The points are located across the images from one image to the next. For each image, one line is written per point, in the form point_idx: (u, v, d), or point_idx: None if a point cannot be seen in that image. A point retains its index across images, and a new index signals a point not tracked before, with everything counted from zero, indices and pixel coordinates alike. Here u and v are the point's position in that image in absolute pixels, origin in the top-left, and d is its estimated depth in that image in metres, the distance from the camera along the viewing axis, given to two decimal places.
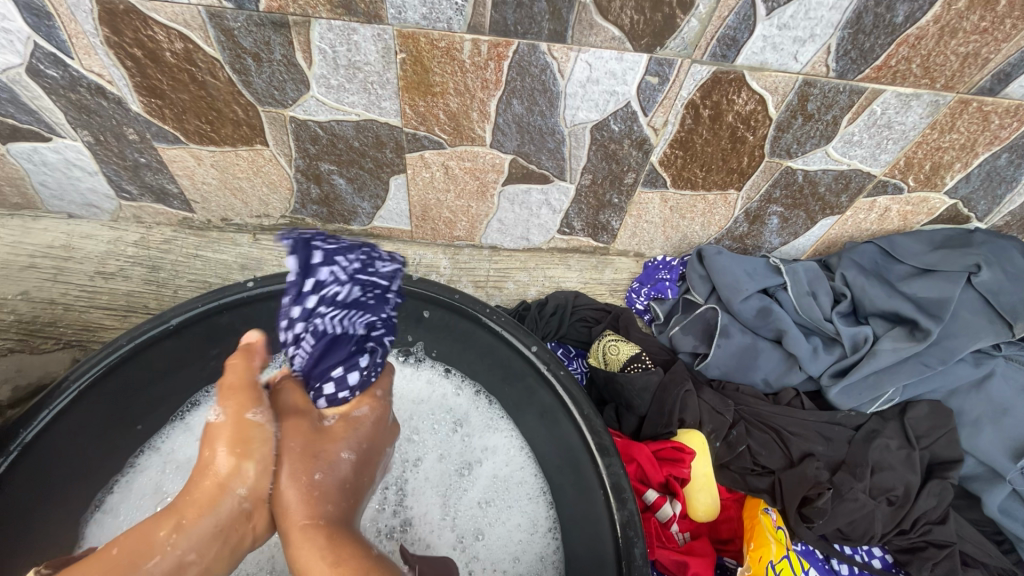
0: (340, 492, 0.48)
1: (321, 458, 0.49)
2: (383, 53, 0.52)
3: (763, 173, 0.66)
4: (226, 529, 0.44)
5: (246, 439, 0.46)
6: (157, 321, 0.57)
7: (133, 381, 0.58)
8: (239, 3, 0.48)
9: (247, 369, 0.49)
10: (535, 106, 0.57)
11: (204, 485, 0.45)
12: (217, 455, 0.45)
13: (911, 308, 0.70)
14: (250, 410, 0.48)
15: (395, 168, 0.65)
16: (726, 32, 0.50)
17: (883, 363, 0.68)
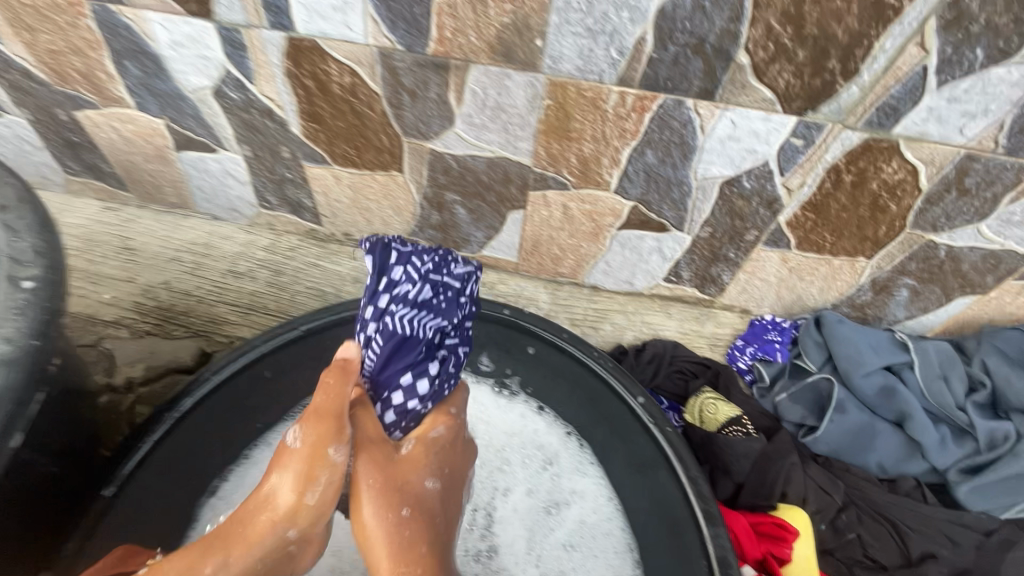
0: (422, 525, 0.50)
1: (403, 492, 0.51)
2: (530, 99, 0.55)
3: (898, 245, 0.62)
4: (271, 563, 0.48)
5: (316, 477, 0.48)
6: (288, 325, 0.63)
7: (257, 380, 0.62)
8: (410, 46, 0.52)
9: (329, 395, 0.49)
10: (669, 157, 0.58)
11: (262, 519, 0.47)
12: (281, 489, 0.48)
13: None
14: (330, 445, 0.48)
15: (516, 204, 0.67)
16: (887, 102, 0.49)
17: None
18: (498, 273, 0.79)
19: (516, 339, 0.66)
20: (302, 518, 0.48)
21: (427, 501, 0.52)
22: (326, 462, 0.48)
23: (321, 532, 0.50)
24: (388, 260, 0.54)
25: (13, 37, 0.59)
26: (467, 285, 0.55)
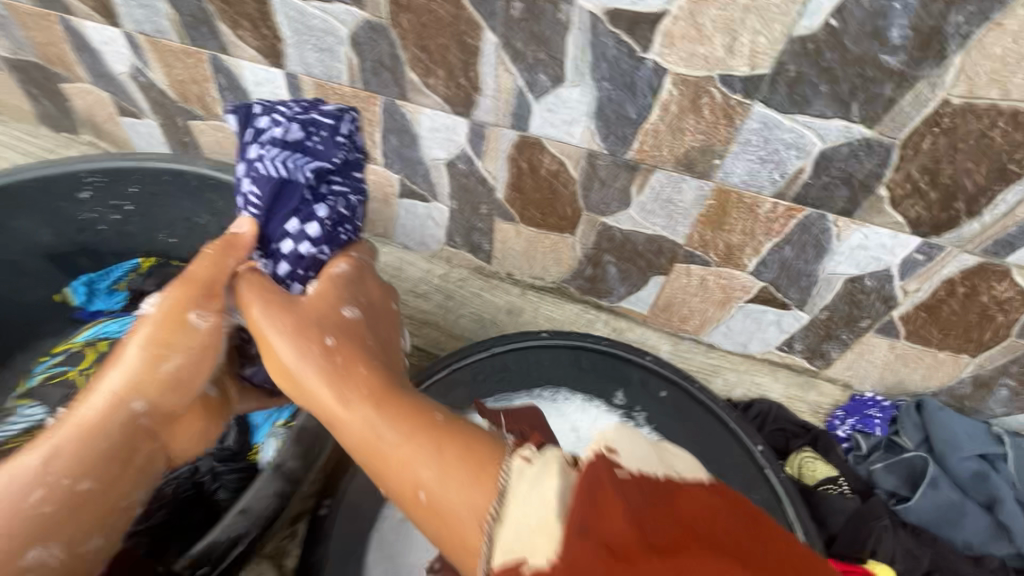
0: (346, 346, 0.53)
1: (315, 327, 0.55)
2: (698, 198, 0.70)
3: (1002, 349, 0.72)
4: (129, 437, 0.54)
5: (171, 339, 0.57)
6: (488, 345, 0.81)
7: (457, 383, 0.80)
8: (613, 151, 0.69)
9: (204, 263, 0.59)
10: (803, 253, 0.71)
11: (114, 395, 0.54)
12: (132, 352, 0.56)
13: None
14: (193, 309, 0.58)
15: (661, 270, 0.83)
16: (1003, 236, 0.60)
17: None
18: (629, 322, 0.94)
19: (651, 382, 0.81)
20: (140, 386, 0.55)
21: (347, 325, 0.56)
22: (148, 321, 0.57)
23: (172, 403, 0.57)
24: (252, 111, 0.62)
25: None
26: (339, 122, 0.64)
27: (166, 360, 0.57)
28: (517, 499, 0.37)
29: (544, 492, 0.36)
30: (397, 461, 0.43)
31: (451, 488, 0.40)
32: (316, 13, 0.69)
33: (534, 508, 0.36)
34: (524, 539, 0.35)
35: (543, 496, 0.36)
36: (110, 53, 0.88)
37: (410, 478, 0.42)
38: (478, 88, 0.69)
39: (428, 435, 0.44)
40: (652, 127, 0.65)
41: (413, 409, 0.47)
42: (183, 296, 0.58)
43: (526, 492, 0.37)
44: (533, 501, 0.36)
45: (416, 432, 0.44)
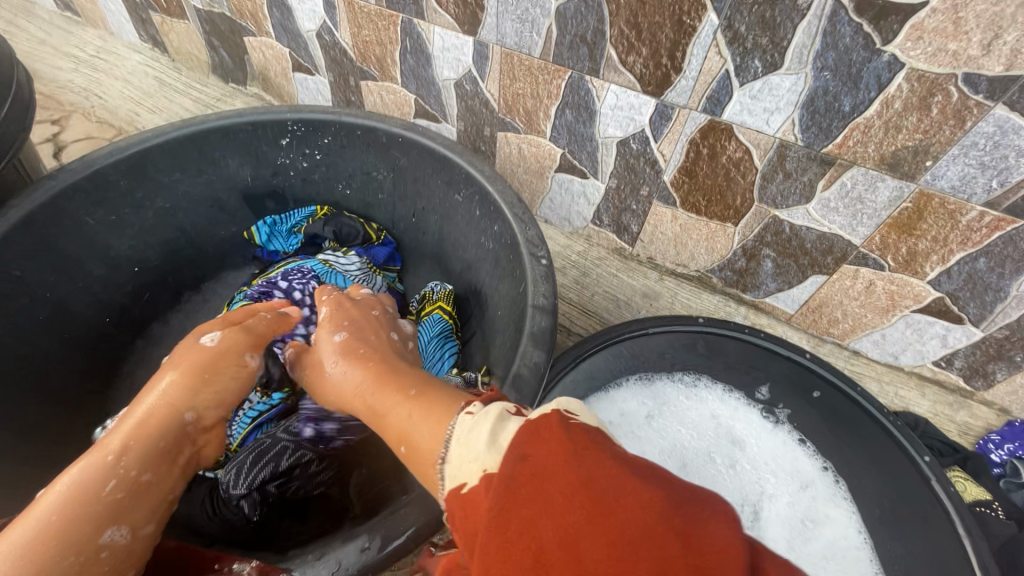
0: (346, 349, 0.62)
1: (321, 345, 0.65)
2: (893, 199, 0.69)
3: None
4: (174, 445, 0.59)
5: (220, 370, 0.63)
6: (643, 325, 0.80)
7: (611, 361, 0.82)
8: (810, 143, 0.68)
9: (261, 321, 0.69)
10: (999, 267, 0.69)
11: (160, 410, 0.59)
12: (167, 378, 0.61)
13: None
14: (247, 354, 0.66)
15: (824, 270, 0.82)
16: None
17: None
18: (769, 318, 0.94)
19: (805, 382, 0.80)
20: (188, 397, 0.60)
21: (345, 341, 0.64)
22: (193, 351, 0.63)
23: (213, 416, 0.63)
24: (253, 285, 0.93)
25: (495, 80, 0.85)
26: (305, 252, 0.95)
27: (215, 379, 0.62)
28: (463, 444, 0.42)
29: (479, 433, 0.41)
30: (390, 420, 0.51)
31: (421, 436, 0.47)
32: None
33: (476, 446, 0.41)
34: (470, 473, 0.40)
35: (475, 440, 0.41)
36: (303, 11, 0.94)
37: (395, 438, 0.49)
38: (679, 69, 0.69)
39: (401, 409, 0.51)
40: (864, 122, 0.63)
41: (394, 384, 0.55)
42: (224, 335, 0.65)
43: (466, 437, 0.42)
44: (473, 445, 0.41)
45: (393, 410, 0.52)
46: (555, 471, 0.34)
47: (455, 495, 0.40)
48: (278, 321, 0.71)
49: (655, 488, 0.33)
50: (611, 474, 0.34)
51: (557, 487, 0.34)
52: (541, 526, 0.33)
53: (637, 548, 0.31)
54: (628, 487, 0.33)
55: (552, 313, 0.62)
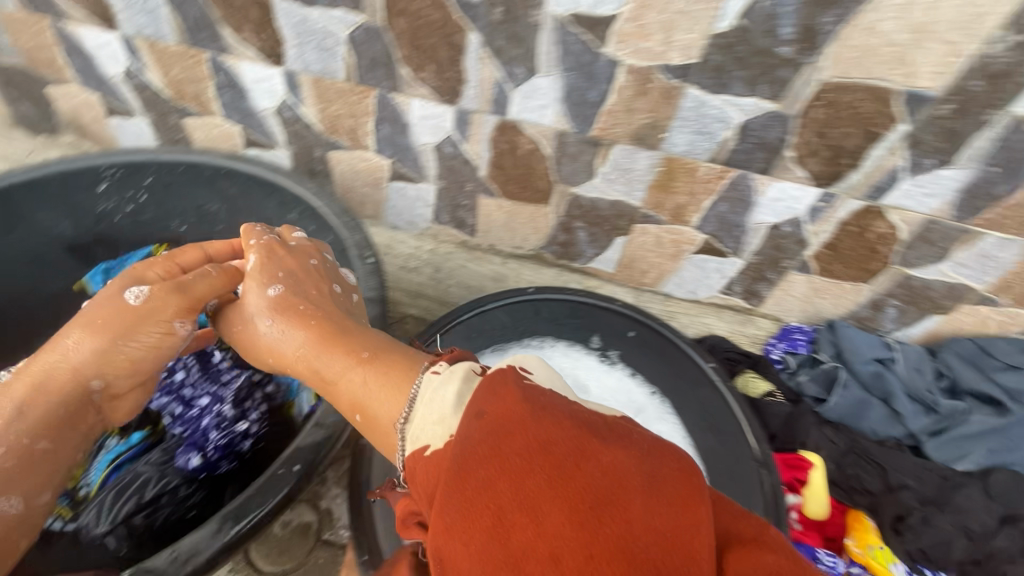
0: (288, 315, 0.63)
1: (260, 316, 0.65)
2: (650, 166, 0.86)
3: (888, 275, 0.92)
4: (77, 411, 0.65)
5: (138, 333, 0.65)
6: (479, 303, 0.93)
7: (462, 341, 0.92)
8: (579, 130, 0.84)
9: (203, 282, 0.68)
10: (734, 207, 0.88)
11: (65, 376, 0.64)
12: (78, 339, 0.64)
13: (1000, 393, 0.90)
14: (177, 320, 0.67)
15: (623, 231, 0.98)
16: (878, 183, 0.79)
17: (971, 431, 0.89)
18: (599, 280, 1.11)
19: (621, 325, 0.96)
20: (97, 370, 0.65)
21: (280, 300, 0.64)
22: (110, 308, 0.65)
23: (124, 384, 0.68)
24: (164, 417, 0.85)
25: (313, 105, 0.92)
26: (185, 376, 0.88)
27: (127, 348, 0.65)
28: (425, 401, 0.49)
29: (444, 393, 0.48)
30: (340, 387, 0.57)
31: (376, 403, 0.53)
32: (316, 18, 0.78)
33: (437, 404, 0.47)
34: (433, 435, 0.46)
35: (442, 399, 0.47)
36: (105, 56, 0.93)
37: (351, 404, 0.56)
38: (463, 80, 0.81)
39: (354, 369, 0.57)
40: (610, 109, 0.79)
41: (344, 351, 0.58)
42: (150, 297, 0.66)
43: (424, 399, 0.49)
44: (436, 404, 0.47)
45: (346, 368, 0.57)
46: (520, 442, 0.40)
47: (414, 455, 0.46)
48: (228, 275, 0.70)
49: (615, 455, 0.40)
50: (574, 441, 0.41)
51: (521, 446, 0.40)
52: (501, 484, 0.39)
53: (597, 503, 0.38)
54: (589, 450, 0.40)
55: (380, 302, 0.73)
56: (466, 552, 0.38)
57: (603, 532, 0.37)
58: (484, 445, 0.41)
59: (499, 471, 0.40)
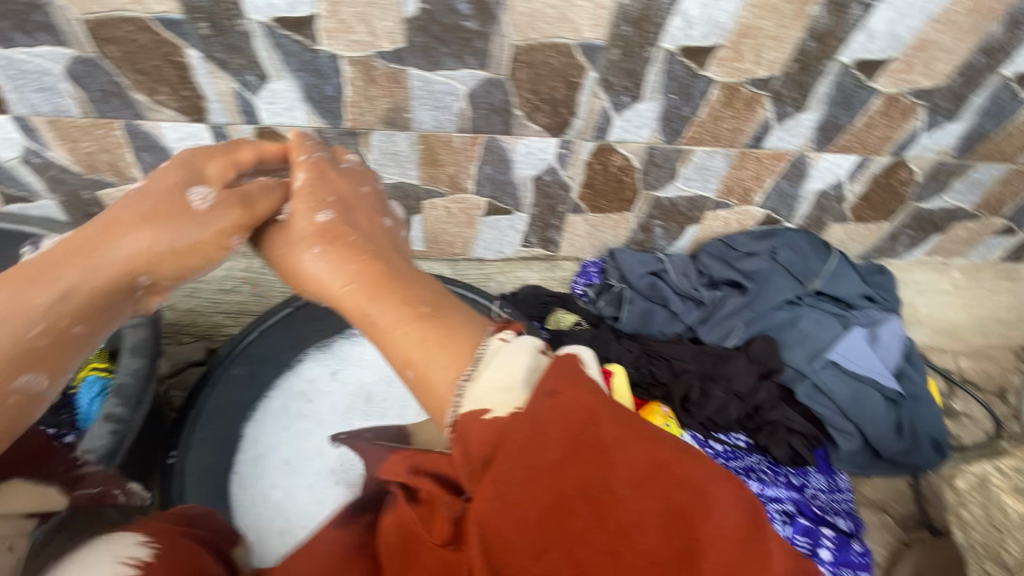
0: (336, 246, 0.67)
1: (309, 251, 0.68)
2: (410, 145, 0.94)
3: (642, 200, 1.08)
4: (116, 300, 0.64)
5: (152, 218, 0.64)
6: (286, 304, 0.96)
7: (277, 345, 0.96)
8: (334, 124, 0.89)
9: (266, 199, 0.71)
10: (498, 168, 0.99)
11: (107, 259, 0.62)
12: (128, 226, 0.63)
13: (742, 277, 1.08)
14: (234, 235, 0.69)
15: (415, 210, 1.06)
16: (598, 124, 0.92)
17: (727, 312, 1.07)
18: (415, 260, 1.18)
19: None
20: (146, 265, 0.64)
21: (327, 229, 0.69)
22: (179, 199, 0.66)
23: (173, 280, 0.67)
24: None
25: (60, 147, 0.89)
26: None
27: (188, 239, 0.65)
28: (489, 366, 0.52)
29: (517, 361, 0.52)
30: (413, 353, 0.57)
31: (432, 369, 0.55)
32: (23, 58, 0.76)
33: (505, 372, 0.51)
34: (495, 399, 0.50)
35: (511, 376, 0.51)
36: None
37: (404, 356, 0.57)
38: (202, 96, 0.84)
39: (407, 318, 0.59)
40: (351, 100, 0.86)
41: (404, 303, 0.61)
42: (214, 198, 0.68)
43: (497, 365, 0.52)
44: (503, 369, 0.51)
45: (395, 314, 0.60)
46: (591, 441, 0.43)
47: (466, 418, 0.50)
48: (286, 192, 0.73)
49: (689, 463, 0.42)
50: (638, 442, 0.43)
51: (590, 438, 0.43)
52: (571, 468, 0.42)
53: (659, 513, 0.40)
54: (663, 460, 0.41)
55: (149, 326, 0.80)
56: (516, 529, 0.41)
57: (666, 544, 0.38)
58: (546, 435, 0.44)
59: (553, 463, 0.42)
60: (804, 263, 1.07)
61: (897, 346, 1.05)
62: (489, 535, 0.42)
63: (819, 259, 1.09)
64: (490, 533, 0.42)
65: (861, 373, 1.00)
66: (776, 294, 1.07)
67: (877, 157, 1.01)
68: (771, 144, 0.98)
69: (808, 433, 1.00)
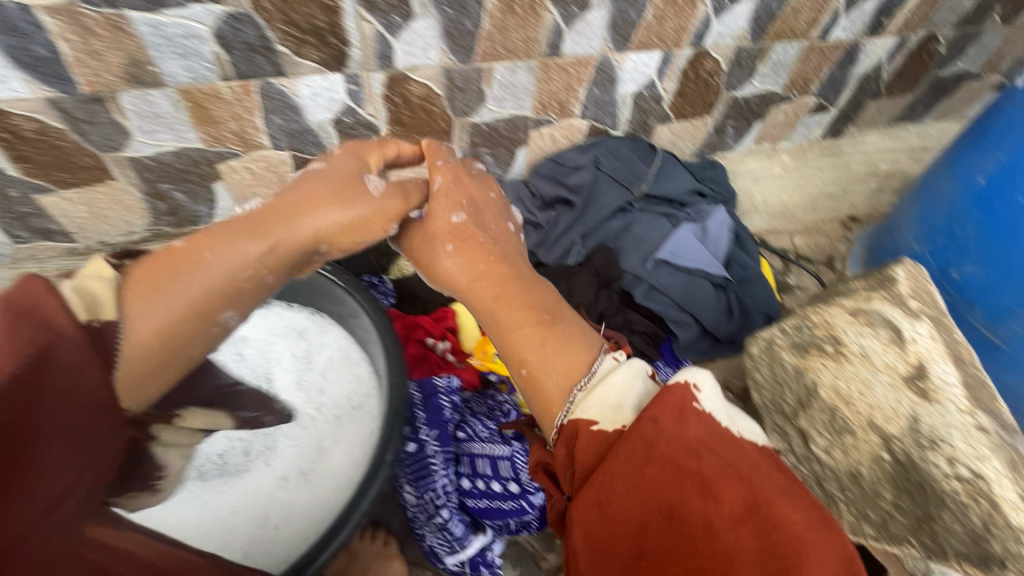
0: (470, 246, 0.72)
1: (464, 248, 0.72)
2: (173, 104, 0.83)
3: (459, 128, 1.03)
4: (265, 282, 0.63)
5: (348, 196, 0.64)
6: None
7: None
8: (67, 91, 0.77)
9: (448, 181, 0.74)
10: (287, 116, 0.91)
11: (307, 220, 0.63)
12: (324, 207, 0.63)
13: (570, 193, 1.08)
14: (392, 223, 0.68)
15: (213, 176, 0.97)
16: (378, 51, 0.85)
17: (561, 229, 1.08)
18: None
19: None
20: (329, 235, 0.64)
21: (463, 229, 0.73)
22: (319, 184, 0.65)
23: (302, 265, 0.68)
24: None
25: None
26: None
27: (353, 220, 0.65)
28: (599, 389, 0.58)
29: (628, 386, 0.58)
30: (557, 360, 0.63)
31: (545, 362, 0.63)
32: None
33: (619, 391, 0.58)
34: (608, 409, 0.56)
35: (610, 394, 0.57)
36: None
37: (521, 356, 0.64)
38: None
39: (533, 328, 0.66)
40: (74, 58, 0.74)
41: (526, 307, 0.68)
42: (379, 189, 0.67)
43: (599, 385, 0.58)
44: (617, 388, 0.58)
45: (525, 325, 0.66)
46: (690, 471, 0.48)
47: (577, 422, 0.57)
48: (421, 190, 0.73)
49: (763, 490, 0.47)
50: (733, 476, 0.48)
51: (693, 469, 0.48)
52: (664, 492, 0.48)
53: (746, 551, 0.44)
54: (760, 500, 0.46)
55: None
56: (615, 536, 0.49)
57: None
58: (653, 463, 0.49)
59: (653, 487, 0.48)
60: (628, 169, 1.08)
61: (725, 235, 1.10)
62: (589, 533, 0.50)
63: (644, 163, 1.10)
64: (591, 536, 0.50)
65: (690, 266, 1.04)
66: (606, 203, 1.09)
67: (679, 50, 1.00)
68: (569, 51, 0.94)
69: (648, 331, 1.04)
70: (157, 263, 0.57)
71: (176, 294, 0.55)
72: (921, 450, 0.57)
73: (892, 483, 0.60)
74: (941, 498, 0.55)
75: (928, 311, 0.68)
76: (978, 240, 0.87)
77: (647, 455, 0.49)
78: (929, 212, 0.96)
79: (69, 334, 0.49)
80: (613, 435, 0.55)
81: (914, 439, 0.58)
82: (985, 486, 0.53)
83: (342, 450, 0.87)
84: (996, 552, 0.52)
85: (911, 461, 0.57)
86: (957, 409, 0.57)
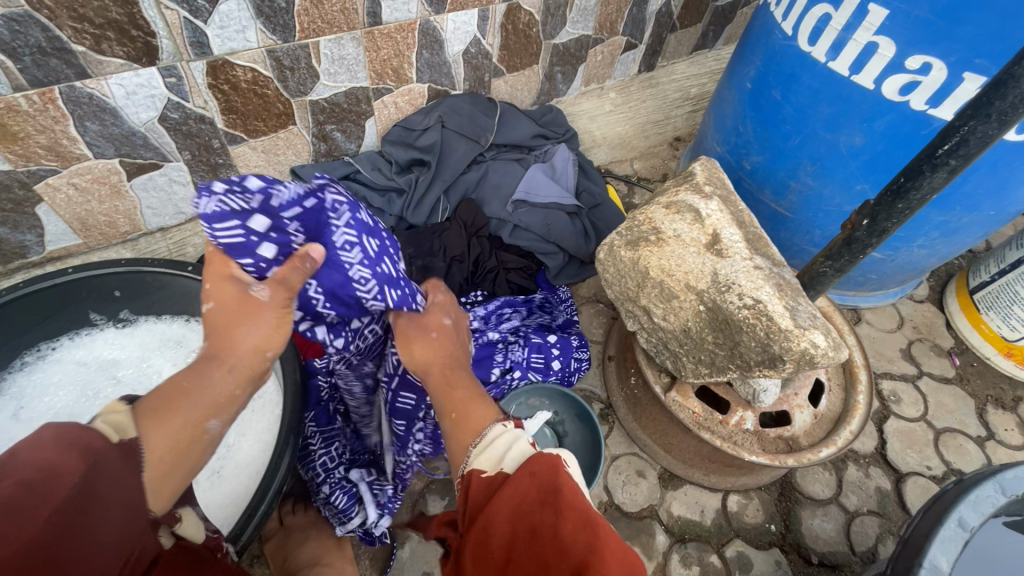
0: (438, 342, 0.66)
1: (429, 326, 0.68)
2: None
3: (300, 109, 1.03)
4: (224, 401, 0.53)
5: (253, 312, 0.56)
6: None
7: None
8: None
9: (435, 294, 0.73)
10: (105, 121, 0.86)
11: (236, 329, 0.55)
12: (239, 333, 0.55)
13: (422, 155, 1.16)
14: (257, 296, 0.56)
15: (33, 200, 0.89)
16: (191, 40, 0.83)
17: (423, 189, 1.14)
18: (81, 257, 1.01)
19: (103, 287, 0.89)
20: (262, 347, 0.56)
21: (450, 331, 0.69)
22: (220, 302, 0.56)
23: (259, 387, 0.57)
24: None
25: None
26: None
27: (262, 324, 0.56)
28: (485, 446, 0.51)
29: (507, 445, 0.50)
30: (476, 413, 0.58)
31: (471, 414, 0.58)
32: None
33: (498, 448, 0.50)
34: (490, 461, 0.49)
35: (497, 450, 0.50)
36: None
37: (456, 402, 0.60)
38: None
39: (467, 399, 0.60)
40: None
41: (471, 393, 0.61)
42: (278, 296, 0.57)
43: (493, 440, 0.51)
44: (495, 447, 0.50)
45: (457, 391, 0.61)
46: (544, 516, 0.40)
47: (470, 473, 0.48)
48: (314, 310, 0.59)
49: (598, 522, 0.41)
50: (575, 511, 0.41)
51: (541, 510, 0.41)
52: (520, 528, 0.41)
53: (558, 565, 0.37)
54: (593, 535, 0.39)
55: None
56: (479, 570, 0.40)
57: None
58: (528, 503, 0.42)
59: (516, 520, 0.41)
60: (470, 123, 1.19)
61: (571, 169, 1.23)
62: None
63: (487, 116, 1.21)
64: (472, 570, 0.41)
65: (543, 202, 1.17)
66: (459, 158, 1.18)
67: (494, 5, 1.06)
68: (388, 19, 0.97)
69: (521, 267, 1.13)
70: (154, 398, 0.50)
71: (180, 419, 0.49)
72: (722, 295, 0.72)
73: (709, 326, 0.75)
74: (739, 325, 0.70)
75: (719, 191, 0.85)
76: (755, 134, 1.07)
77: (517, 495, 0.42)
78: (722, 119, 1.16)
79: (111, 451, 0.43)
80: (491, 478, 0.46)
81: (716, 288, 0.73)
82: (764, 307, 0.68)
83: (251, 441, 0.85)
84: (778, 351, 0.67)
85: (716, 304, 0.73)
86: (741, 259, 0.74)
